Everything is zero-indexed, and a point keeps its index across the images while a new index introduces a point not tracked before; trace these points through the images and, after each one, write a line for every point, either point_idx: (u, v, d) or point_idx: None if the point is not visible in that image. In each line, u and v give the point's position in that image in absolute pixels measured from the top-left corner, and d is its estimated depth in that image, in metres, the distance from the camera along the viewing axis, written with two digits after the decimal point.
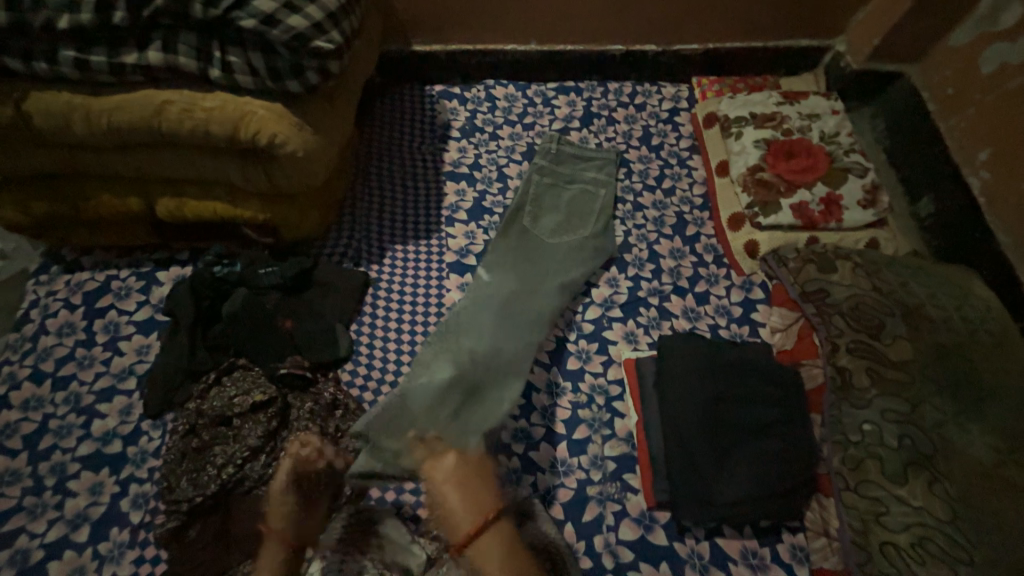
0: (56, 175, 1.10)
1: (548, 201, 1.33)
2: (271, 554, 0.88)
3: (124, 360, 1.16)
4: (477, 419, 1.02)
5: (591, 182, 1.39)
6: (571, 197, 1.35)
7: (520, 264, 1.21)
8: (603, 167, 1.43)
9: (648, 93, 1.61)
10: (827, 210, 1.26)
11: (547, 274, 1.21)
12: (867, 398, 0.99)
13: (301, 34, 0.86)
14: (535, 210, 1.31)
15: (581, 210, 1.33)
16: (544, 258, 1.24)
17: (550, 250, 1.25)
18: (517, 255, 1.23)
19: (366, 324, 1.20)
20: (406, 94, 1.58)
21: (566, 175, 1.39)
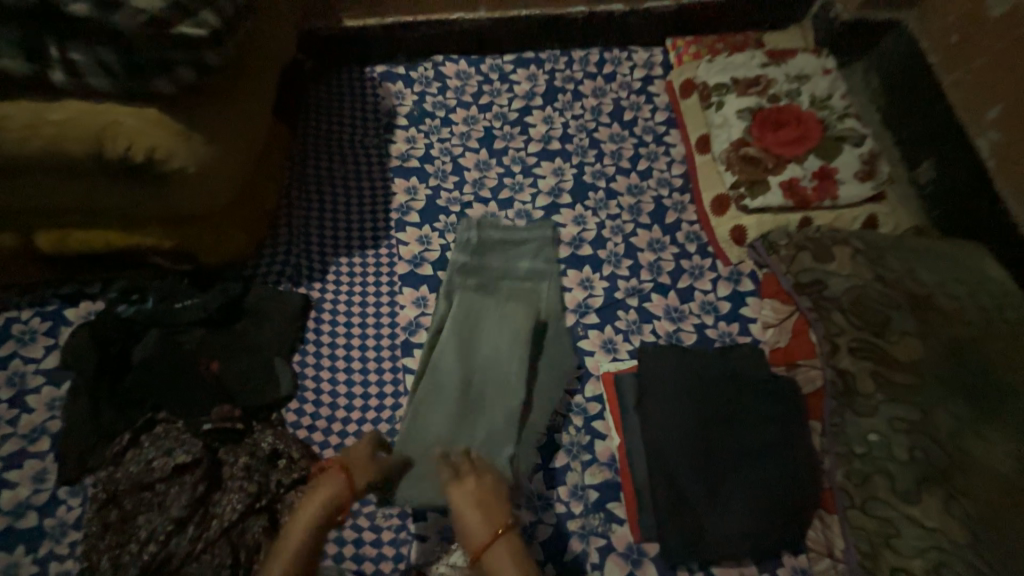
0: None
1: (472, 320, 1.01)
2: (323, 487, 0.77)
3: (33, 418, 1.00)
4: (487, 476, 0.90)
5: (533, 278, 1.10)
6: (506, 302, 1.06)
7: (449, 406, 0.94)
8: (543, 249, 1.13)
9: (618, 61, 1.43)
10: (821, 185, 1.13)
11: (488, 410, 0.95)
12: (872, 405, 0.88)
13: (157, 17, 0.70)
14: (460, 336, 0.99)
15: (524, 313, 1.01)
16: (483, 403, 0.95)
17: (487, 387, 0.96)
18: (448, 404, 0.94)
19: (310, 353, 1.06)
20: (344, 79, 1.38)
21: (496, 270, 1.09)
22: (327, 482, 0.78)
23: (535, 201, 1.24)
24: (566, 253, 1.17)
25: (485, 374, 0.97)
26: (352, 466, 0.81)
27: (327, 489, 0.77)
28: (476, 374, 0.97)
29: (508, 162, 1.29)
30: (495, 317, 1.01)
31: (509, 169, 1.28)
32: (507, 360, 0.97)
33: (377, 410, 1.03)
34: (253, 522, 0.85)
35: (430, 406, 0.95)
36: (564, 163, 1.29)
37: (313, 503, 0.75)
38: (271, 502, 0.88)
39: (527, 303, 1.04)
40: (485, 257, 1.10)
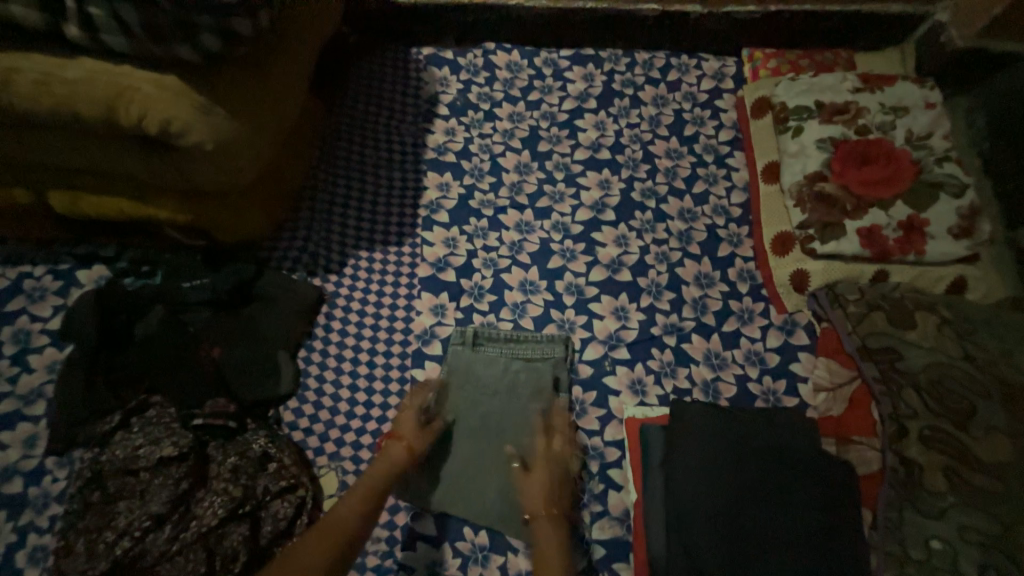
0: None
1: (468, 444, 0.91)
2: (389, 454, 0.82)
3: (33, 379, 0.93)
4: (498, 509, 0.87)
5: (529, 403, 0.93)
6: (505, 421, 0.92)
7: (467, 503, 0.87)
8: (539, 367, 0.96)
9: (685, 68, 1.30)
10: (906, 238, 0.98)
11: (503, 504, 0.87)
12: (940, 507, 0.76)
13: None
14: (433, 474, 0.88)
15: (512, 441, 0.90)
16: (495, 505, 0.87)
17: (488, 489, 0.88)
18: (462, 499, 0.87)
19: (317, 350, 1.00)
20: (388, 60, 1.29)
21: (482, 392, 0.94)
22: (387, 453, 0.83)
23: (575, 215, 1.13)
24: (604, 276, 1.07)
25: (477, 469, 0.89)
26: (408, 436, 0.85)
27: (397, 455, 0.82)
28: (470, 473, 0.89)
29: (551, 168, 1.19)
30: (484, 433, 0.91)
31: (550, 176, 1.18)
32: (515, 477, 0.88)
33: (378, 421, 0.95)
34: (234, 528, 0.80)
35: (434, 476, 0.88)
36: (612, 175, 1.18)
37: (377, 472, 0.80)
38: (255, 509, 0.82)
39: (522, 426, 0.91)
40: (473, 378, 0.95)
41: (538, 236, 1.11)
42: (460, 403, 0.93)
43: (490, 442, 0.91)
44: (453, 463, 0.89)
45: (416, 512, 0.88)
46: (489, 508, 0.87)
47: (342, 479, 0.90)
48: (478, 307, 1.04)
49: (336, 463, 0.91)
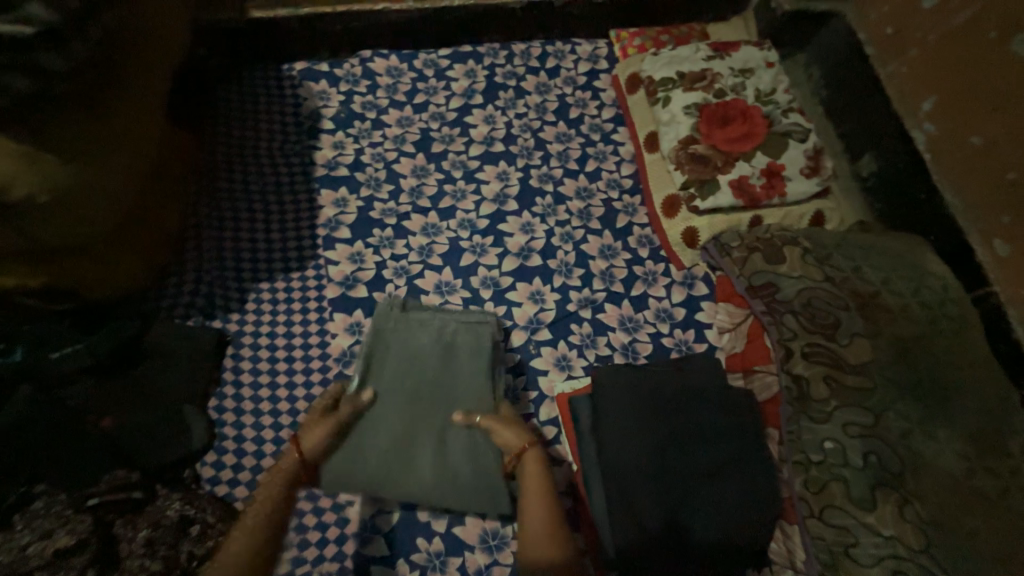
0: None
1: (401, 408, 0.87)
2: (281, 472, 0.77)
3: None
4: (435, 469, 0.84)
5: (464, 357, 0.92)
6: (440, 378, 0.90)
7: (401, 468, 0.84)
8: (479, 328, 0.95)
9: (561, 54, 1.36)
10: (769, 183, 1.10)
11: (440, 461, 0.85)
12: (827, 411, 0.86)
13: None
14: (357, 444, 0.84)
15: (448, 399, 0.89)
16: (432, 464, 0.84)
17: (424, 450, 0.85)
18: (395, 465, 0.84)
19: (229, 396, 0.94)
20: (259, 80, 1.23)
21: (416, 359, 0.91)
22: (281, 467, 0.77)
23: (478, 210, 1.15)
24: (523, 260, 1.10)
25: (411, 433, 0.86)
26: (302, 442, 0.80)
27: (289, 468, 0.77)
28: (405, 437, 0.86)
29: (448, 167, 1.19)
30: (418, 393, 0.89)
31: (448, 175, 1.18)
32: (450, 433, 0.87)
33: None
34: None
35: (361, 450, 0.84)
36: (509, 166, 1.21)
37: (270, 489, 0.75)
38: None
39: (458, 383, 0.90)
40: (405, 340, 0.93)
41: (445, 237, 1.11)
42: (391, 368, 0.91)
43: (422, 401, 0.89)
44: (383, 431, 0.86)
45: (365, 536, 0.86)
46: (417, 473, 0.84)
47: None
48: None
49: None
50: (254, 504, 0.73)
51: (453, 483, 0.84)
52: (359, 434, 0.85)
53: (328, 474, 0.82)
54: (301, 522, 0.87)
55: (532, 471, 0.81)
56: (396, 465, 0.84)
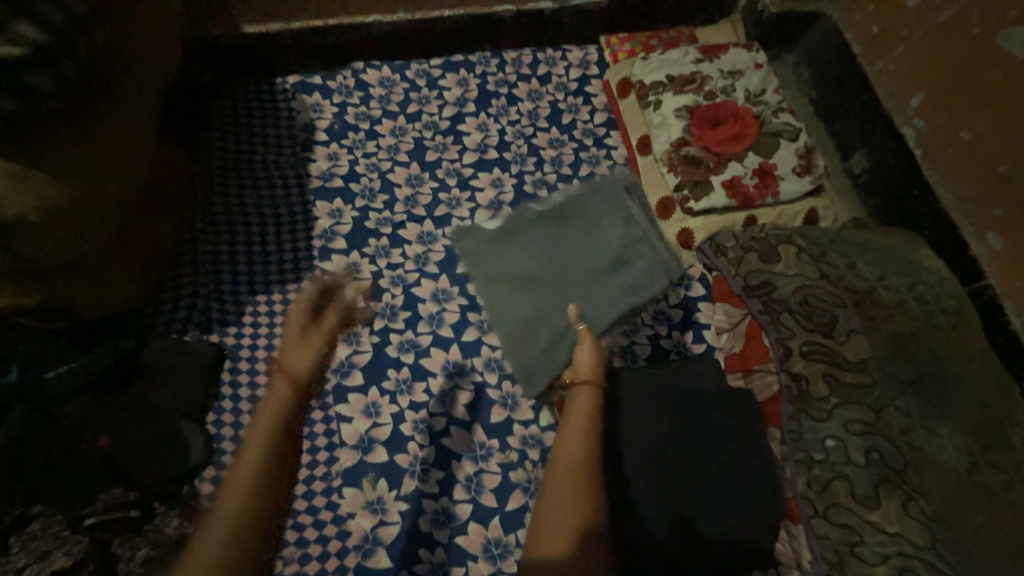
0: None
1: (559, 248, 1.07)
2: (275, 395, 0.65)
3: None
4: (525, 313, 1.01)
5: (613, 273, 1.04)
6: (574, 256, 1.06)
7: (508, 283, 1.03)
8: (644, 251, 1.05)
9: (553, 61, 1.37)
10: (762, 183, 1.11)
11: (536, 299, 1.02)
12: (826, 409, 0.86)
13: None
14: (498, 254, 1.07)
15: (577, 273, 1.04)
16: (528, 294, 1.03)
17: (531, 287, 1.03)
18: (505, 276, 1.04)
19: (227, 410, 0.93)
20: (252, 94, 1.24)
21: (591, 235, 1.08)
22: (274, 389, 0.66)
23: (473, 217, 1.15)
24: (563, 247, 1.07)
25: (542, 266, 1.05)
26: (294, 369, 0.68)
27: (283, 396, 0.65)
28: (534, 262, 1.05)
29: (442, 175, 1.20)
30: (567, 253, 1.06)
31: (443, 183, 1.19)
32: (553, 287, 1.03)
33: (310, 467, 0.92)
34: None
35: (490, 279, 1.04)
36: (503, 173, 1.21)
37: (268, 429, 0.62)
38: None
39: (589, 278, 1.03)
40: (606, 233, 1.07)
41: (441, 245, 1.11)
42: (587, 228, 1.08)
43: (550, 262, 1.05)
44: (519, 256, 1.06)
45: (366, 549, 0.85)
46: (512, 316, 1.01)
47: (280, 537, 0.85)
48: (394, 326, 1.02)
49: None
50: (251, 436, 0.63)
51: (528, 326, 1.00)
52: (500, 292, 1.03)
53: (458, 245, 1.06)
54: (302, 536, 0.86)
55: (580, 409, 0.81)
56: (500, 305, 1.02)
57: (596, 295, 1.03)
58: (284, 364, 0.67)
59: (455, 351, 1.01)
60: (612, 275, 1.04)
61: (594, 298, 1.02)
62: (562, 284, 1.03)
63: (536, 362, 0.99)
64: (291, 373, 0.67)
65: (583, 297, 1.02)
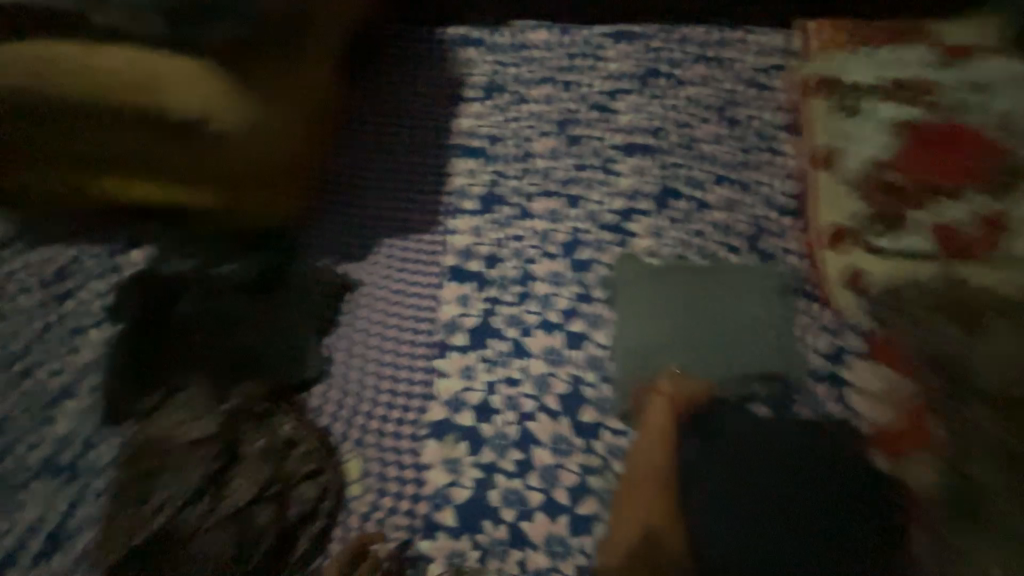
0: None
1: (711, 290, 0.96)
2: None
3: (78, 357, 1.00)
4: (654, 342, 0.94)
5: (750, 338, 0.92)
6: (721, 307, 0.95)
7: (650, 306, 0.96)
8: (778, 334, 0.92)
9: (733, 47, 1.22)
10: (978, 232, 0.89)
11: (668, 333, 0.94)
12: (1012, 531, 0.66)
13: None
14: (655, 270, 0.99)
15: (718, 324, 0.93)
16: (663, 322, 0.95)
17: (669, 317, 0.95)
18: (650, 294, 0.97)
19: (344, 337, 1.00)
20: (420, 40, 1.26)
21: (738, 296, 0.96)
22: None
23: (607, 203, 1.08)
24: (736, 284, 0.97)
25: (689, 303, 0.96)
26: None
27: None
28: (683, 294, 0.96)
29: (584, 153, 1.14)
30: (717, 300, 0.95)
31: (583, 162, 1.13)
32: (690, 326, 0.93)
33: (401, 410, 0.96)
34: (262, 509, 0.83)
35: (636, 295, 0.98)
36: (649, 163, 1.12)
37: None
38: (281, 492, 0.85)
39: (727, 338, 0.92)
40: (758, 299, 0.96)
41: (568, 225, 1.07)
42: (747, 290, 0.96)
43: (699, 301, 0.96)
44: (672, 284, 0.97)
45: (437, 502, 0.89)
46: (640, 338, 0.94)
47: (366, 465, 0.91)
48: (504, 298, 1.02)
49: (360, 449, 0.93)
50: None
51: (651, 355, 0.93)
52: (625, 309, 0.97)
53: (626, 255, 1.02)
54: (384, 470, 0.91)
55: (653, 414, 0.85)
56: (632, 326, 0.96)
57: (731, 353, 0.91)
58: None
59: (558, 338, 0.98)
60: (750, 342, 0.92)
61: (724, 359, 0.91)
62: (698, 327, 0.93)
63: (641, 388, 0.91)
64: None
65: (717, 352, 0.91)
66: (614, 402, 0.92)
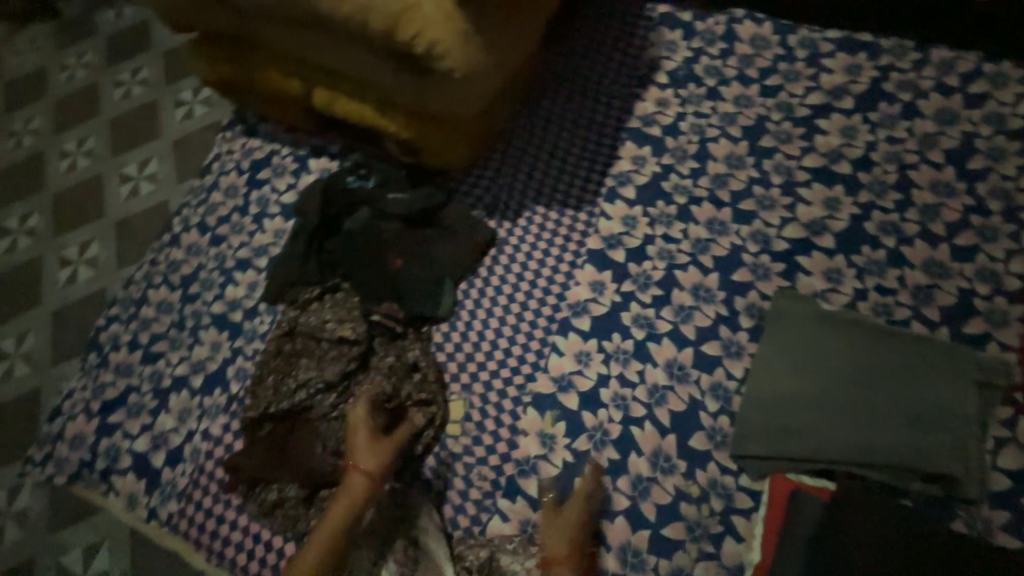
0: (222, 36, 1.05)
1: (883, 361, 0.83)
2: (350, 490, 0.82)
3: (264, 238, 1.20)
4: (792, 393, 0.85)
5: (917, 430, 0.79)
6: (888, 384, 0.82)
7: (800, 354, 0.86)
8: (957, 429, 0.78)
9: (1002, 80, 0.99)
10: None
11: (812, 389, 0.84)
12: None
13: None
14: (820, 317, 0.88)
15: (878, 400, 0.81)
16: (809, 376, 0.85)
17: (819, 373, 0.85)
18: (805, 343, 0.87)
19: (475, 287, 1.05)
20: (620, 11, 1.20)
21: (918, 378, 0.81)
22: (348, 483, 0.83)
23: (781, 229, 0.98)
24: (920, 364, 0.82)
25: (848, 365, 0.84)
26: (362, 461, 0.84)
27: (355, 492, 0.82)
28: (844, 354, 0.85)
29: (769, 168, 1.03)
30: (887, 374, 0.82)
31: (764, 177, 1.02)
32: (841, 391, 0.83)
33: (510, 372, 0.98)
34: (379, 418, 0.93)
35: (788, 339, 0.88)
36: (845, 196, 0.98)
37: (342, 508, 0.81)
38: (398, 409, 0.94)
39: (884, 419, 0.80)
40: (943, 390, 0.80)
41: (729, 241, 0.98)
42: (932, 375, 0.81)
43: (863, 368, 0.83)
44: (834, 339, 0.86)
45: (524, 470, 0.91)
46: (777, 384, 0.86)
47: (467, 411, 0.96)
48: (640, 296, 0.98)
49: (465, 394, 0.98)
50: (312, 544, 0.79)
51: (785, 407, 0.84)
52: (770, 349, 0.88)
53: (787, 292, 0.91)
54: (482, 422, 0.95)
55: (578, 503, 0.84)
56: (772, 368, 0.87)
57: (885, 439, 0.79)
58: (352, 458, 0.85)
59: (686, 355, 0.92)
60: (914, 434, 0.78)
61: (874, 443, 0.79)
62: (851, 395, 0.82)
63: (761, 435, 0.84)
64: (362, 474, 0.83)
65: (866, 431, 0.80)
66: (731, 439, 0.86)
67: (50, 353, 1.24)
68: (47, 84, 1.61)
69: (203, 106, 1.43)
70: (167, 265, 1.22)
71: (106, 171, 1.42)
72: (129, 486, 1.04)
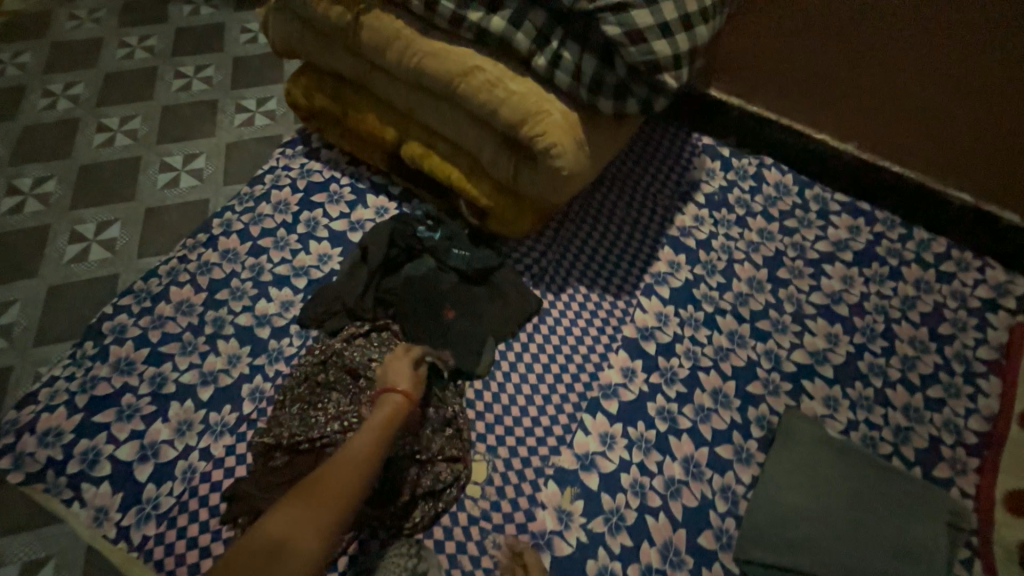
0: (331, 73, 1.13)
1: (869, 489, 0.94)
2: (387, 408, 0.80)
3: (307, 259, 1.19)
4: (794, 507, 0.93)
5: (895, 559, 0.89)
6: (872, 510, 0.92)
7: (801, 471, 0.96)
8: (928, 565, 0.88)
9: (965, 265, 1.22)
10: None
11: (810, 505, 0.93)
12: None
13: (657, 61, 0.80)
14: (819, 439, 0.99)
15: (864, 526, 0.91)
16: (809, 492, 0.94)
17: (817, 491, 0.94)
18: (806, 460, 0.97)
19: (513, 351, 1.10)
20: (670, 135, 1.40)
21: (897, 510, 0.92)
22: (385, 401, 0.81)
23: (790, 352, 1.11)
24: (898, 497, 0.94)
25: (841, 488, 0.94)
26: (400, 382, 0.84)
27: (393, 408, 0.80)
28: (838, 476, 0.95)
29: (783, 297, 1.19)
30: (872, 502, 0.93)
31: (779, 304, 1.18)
32: (834, 512, 0.92)
33: (536, 440, 1.02)
34: (409, 467, 0.92)
35: (792, 455, 0.98)
36: (843, 334, 1.14)
37: (378, 418, 0.78)
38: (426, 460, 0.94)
39: (868, 545, 0.90)
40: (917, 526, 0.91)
41: (746, 354, 1.11)
42: (908, 509, 0.92)
43: (854, 494, 0.94)
44: (830, 461, 0.97)
45: (538, 543, 0.93)
46: (780, 496, 0.94)
47: (490, 474, 0.98)
48: (665, 390, 1.06)
49: (489, 456, 0.99)
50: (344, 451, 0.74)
51: (787, 520, 0.92)
52: (779, 461, 0.98)
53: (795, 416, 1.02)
54: (503, 487, 0.97)
55: None
56: (778, 480, 0.96)
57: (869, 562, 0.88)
58: (387, 380, 0.84)
59: (702, 453, 1.00)
60: (893, 563, 0.88)
61: (860, 565, 0.88)
62: (841, 517, 0.92)
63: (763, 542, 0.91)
64: (398, 391, 0.83)
65: (853, 553, 0.89)
66: (736, 542, 0.93)
67: (35, 332, 1.14)
68: (100, 55, 1.59)
69: (265, 118, 1.47)
70: (195, 265, 1.18)
71: (147, 156, 1.39)
72: (100, 499, 0.94)
